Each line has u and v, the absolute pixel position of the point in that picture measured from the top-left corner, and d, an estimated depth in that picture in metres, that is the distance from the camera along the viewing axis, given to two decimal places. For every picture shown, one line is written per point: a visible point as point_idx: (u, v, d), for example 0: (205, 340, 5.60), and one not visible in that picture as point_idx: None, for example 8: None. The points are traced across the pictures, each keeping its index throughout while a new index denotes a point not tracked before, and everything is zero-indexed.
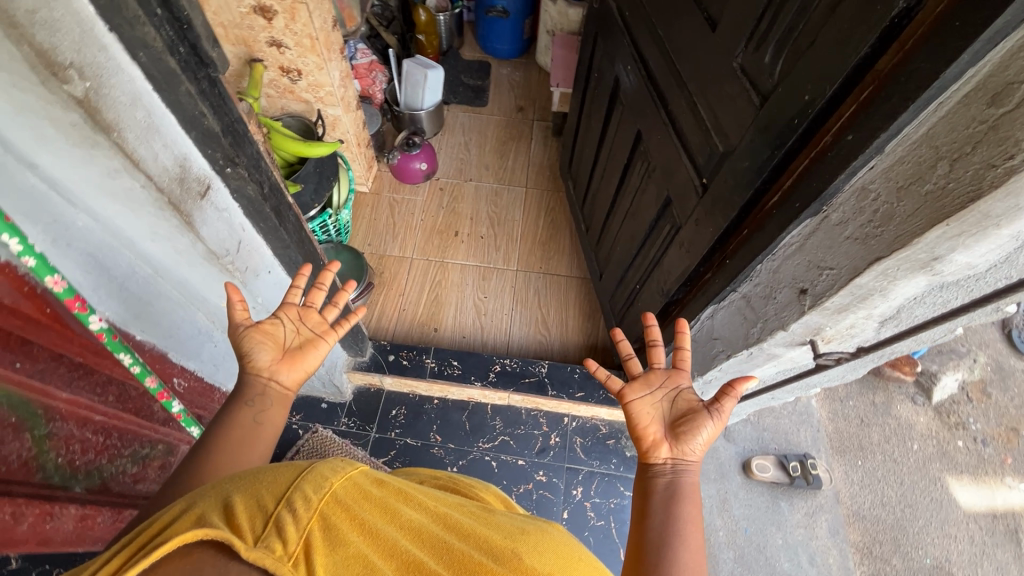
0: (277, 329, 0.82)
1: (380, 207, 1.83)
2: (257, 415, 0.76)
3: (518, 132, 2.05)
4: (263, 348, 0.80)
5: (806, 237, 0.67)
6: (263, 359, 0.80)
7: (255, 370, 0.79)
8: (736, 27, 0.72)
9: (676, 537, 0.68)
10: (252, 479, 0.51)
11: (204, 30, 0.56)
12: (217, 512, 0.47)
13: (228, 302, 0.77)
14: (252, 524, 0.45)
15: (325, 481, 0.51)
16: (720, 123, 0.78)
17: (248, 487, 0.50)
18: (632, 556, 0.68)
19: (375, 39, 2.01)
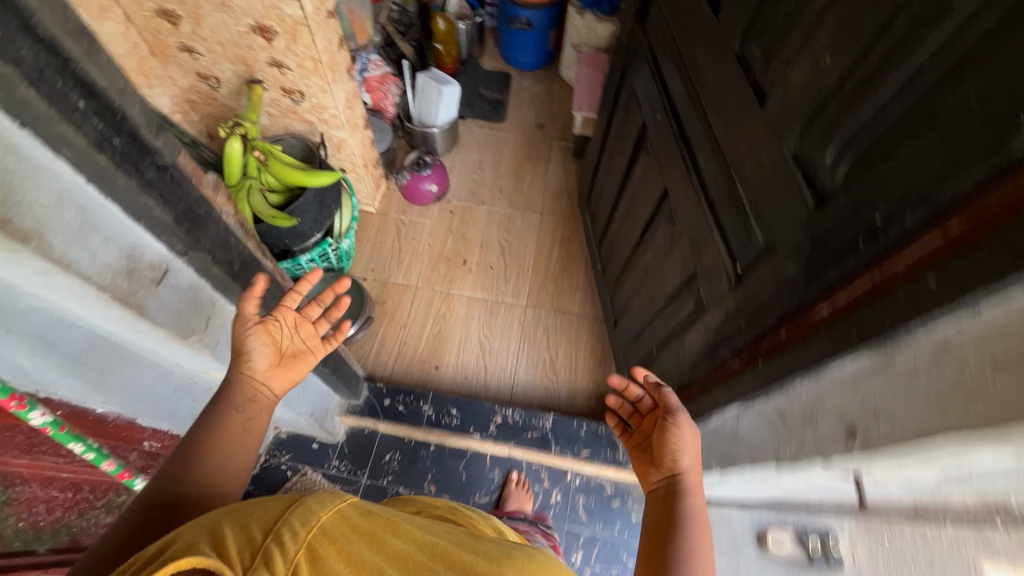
0: (279, 330, 0.72)
1: (386, 229, 1.74)
2: (248, 421, 0.68)
3: (535, 152, 1.94)
4: (262, 348, 0.71)
5: (862, 373, 0.56)
6: (257, 363, 0.70)
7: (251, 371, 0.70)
8: (790, 110, 0.60)
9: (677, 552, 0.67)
10: (242, 511, 0.46)
11: (145, 119, 0.47)
12: (205, 541, 0.43)
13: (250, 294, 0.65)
14: (240, 556, 0.41)
15: (320, 510, 0.46)
16: (763, 214, 0.67)
17: (237, 518, 0.46)
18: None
19: (390, 49, 1.90)
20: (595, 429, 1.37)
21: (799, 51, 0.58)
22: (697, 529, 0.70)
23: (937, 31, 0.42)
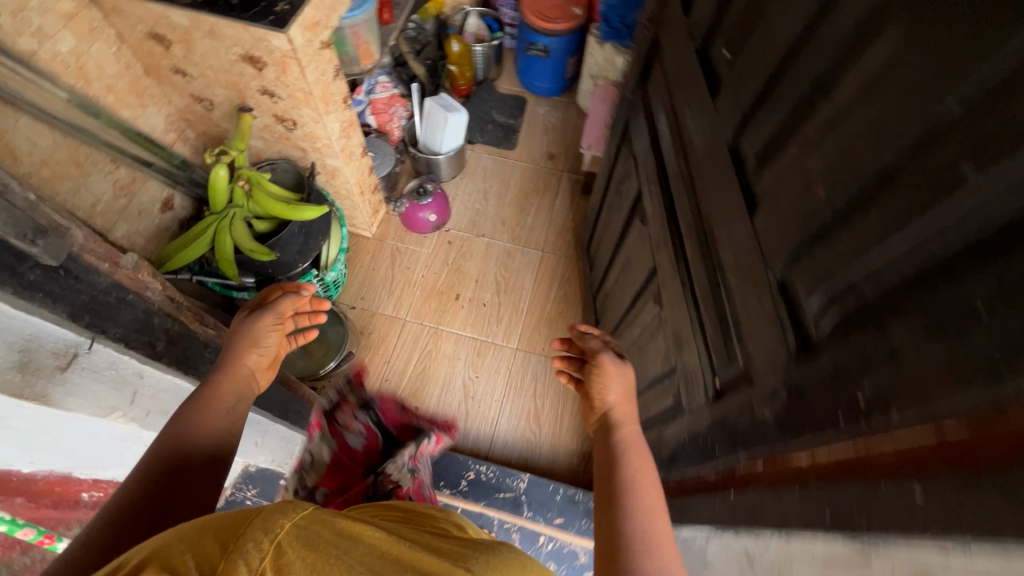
0: (273, 339, 0.77)
1: (381, 256, 1.70)
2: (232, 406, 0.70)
3: (543, 184, 1.87)
4: (260, 354, 0.76)
5: (829, 563, 0.45)
6: (251, 360, 0.75)
7: (249, 370, 0.75)
8: (779, 231, 0.52)
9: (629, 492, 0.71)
10: (208, 523, 0.43)
11: (8, 218, 0.45)
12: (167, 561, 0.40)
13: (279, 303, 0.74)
14: None
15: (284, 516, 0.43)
16: (745, 336, 0.59)
17: (202, 531, 0.43)
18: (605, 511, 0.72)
19: (402, 68, 1.85)
20: (572, 496, 1.29)
21: (791, 166, 0.50)
22: (638, 458, 0.77)
23: (942, 188, 0.34)
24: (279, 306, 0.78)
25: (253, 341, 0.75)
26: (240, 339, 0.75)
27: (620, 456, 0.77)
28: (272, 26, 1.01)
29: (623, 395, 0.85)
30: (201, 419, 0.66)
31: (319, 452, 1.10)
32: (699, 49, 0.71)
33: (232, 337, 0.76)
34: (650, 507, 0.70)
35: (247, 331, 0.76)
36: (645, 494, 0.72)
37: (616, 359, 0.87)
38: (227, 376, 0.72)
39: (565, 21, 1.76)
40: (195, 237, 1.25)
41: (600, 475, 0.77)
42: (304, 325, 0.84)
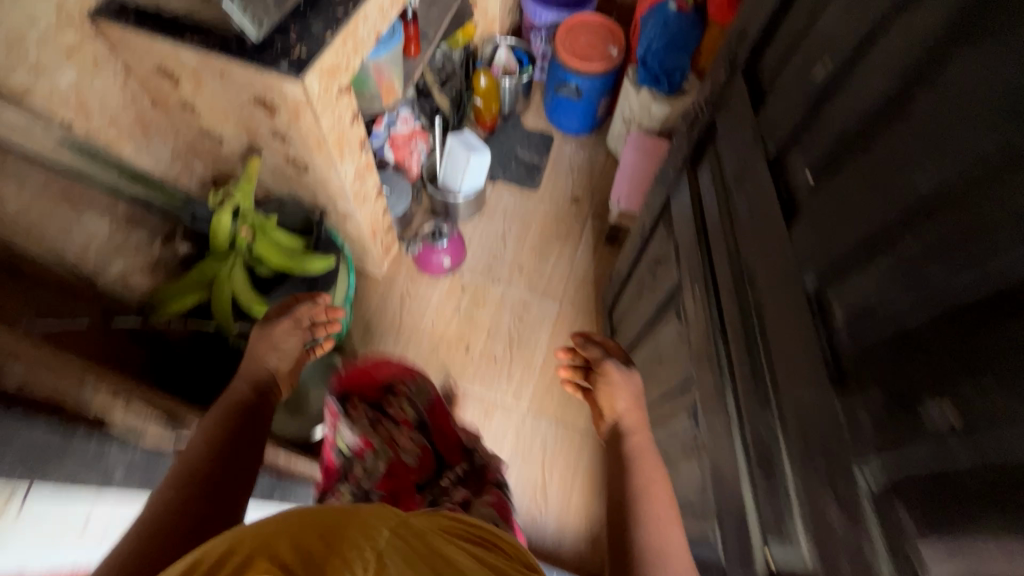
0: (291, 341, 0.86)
1: (390, 298, 1.61)
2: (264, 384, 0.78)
3: (566, 229, 1.77)
4: (279, 355, 0.83)
5: None
6: (272, 359, 0.82)
7: (271, 369, 0.81)
8: (882, 437, 0.41)
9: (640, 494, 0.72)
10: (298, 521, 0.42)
11: None
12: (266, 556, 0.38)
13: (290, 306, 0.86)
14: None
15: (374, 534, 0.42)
16: (815, 534, 0.48)
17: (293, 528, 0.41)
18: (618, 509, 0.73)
19: (425, 100, 1.76)
20: None
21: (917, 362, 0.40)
22: (649, 468, 0.77)
23: (960, 278, 0.37)
24: (297, 310, 0.90)
25: (274, 342, 0.84)
26: (265, 345, 0.84)
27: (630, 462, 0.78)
28: (286, 74, 0.93)
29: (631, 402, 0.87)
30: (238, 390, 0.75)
31: (373, 465, 0.84)
32: (770, 160, 0.61)
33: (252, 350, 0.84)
34: (661, 511, 0.71)
35: (269, 337, 0.84)
36: (653, 498, 0.72)
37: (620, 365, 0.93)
38: (251, 382, 0.77)
39: (600, 62, 1.68)
40: (187, 285, 1.17)
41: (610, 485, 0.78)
42: (322, 334, 0.94)
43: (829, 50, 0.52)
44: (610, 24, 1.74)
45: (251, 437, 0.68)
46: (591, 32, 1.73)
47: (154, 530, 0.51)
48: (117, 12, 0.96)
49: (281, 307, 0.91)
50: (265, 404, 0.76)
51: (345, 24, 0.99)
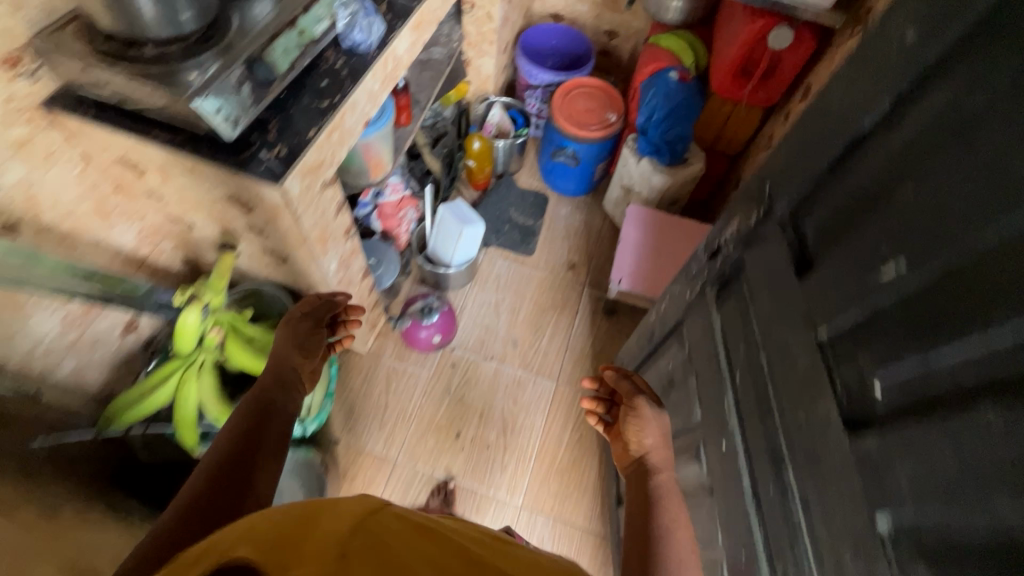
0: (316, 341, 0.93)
1: (375, 377, 1.50)
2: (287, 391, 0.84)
3: (562, 298, 1.69)
4: (302, 354, 0.90)
5: None
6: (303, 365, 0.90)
7: (294, 367, 0.88)
8: None
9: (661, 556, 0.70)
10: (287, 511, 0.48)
11: None
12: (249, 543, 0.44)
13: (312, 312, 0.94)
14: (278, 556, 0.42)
15: (354, 511, 0.48)
16: None
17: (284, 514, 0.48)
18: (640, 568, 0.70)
19: (415, 163, 1.68)
20: None
21: None
22: (674, 519, 0.75)
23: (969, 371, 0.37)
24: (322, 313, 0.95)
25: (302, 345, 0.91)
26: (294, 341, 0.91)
27: (656, 509, 0.76)
28: (264, 178, 0.84)
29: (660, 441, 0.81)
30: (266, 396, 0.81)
31: None
32: (822, 346, 0.52)
33: (283, 345, 0.91)
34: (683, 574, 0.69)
35: (299, 337, 0.92)
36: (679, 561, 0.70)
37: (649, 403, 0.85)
38: (271, 382, 0.84)
39: (599, 128, 1.62)
40: (147, 388, 1.05)
41: (633, 531, 0.75)
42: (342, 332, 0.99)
43: (902, 250, 0.43)
44: (609, 88, 1.69)
45: (280, 424, 0.78)
46: (589, 96, 1.67)
47: (176, 519, 0.61)
48: (75, 101, 0.87)
49: (305, 307, 0.96)
50: (288, 398, 0.83)
51: (330, 117, 0.92)
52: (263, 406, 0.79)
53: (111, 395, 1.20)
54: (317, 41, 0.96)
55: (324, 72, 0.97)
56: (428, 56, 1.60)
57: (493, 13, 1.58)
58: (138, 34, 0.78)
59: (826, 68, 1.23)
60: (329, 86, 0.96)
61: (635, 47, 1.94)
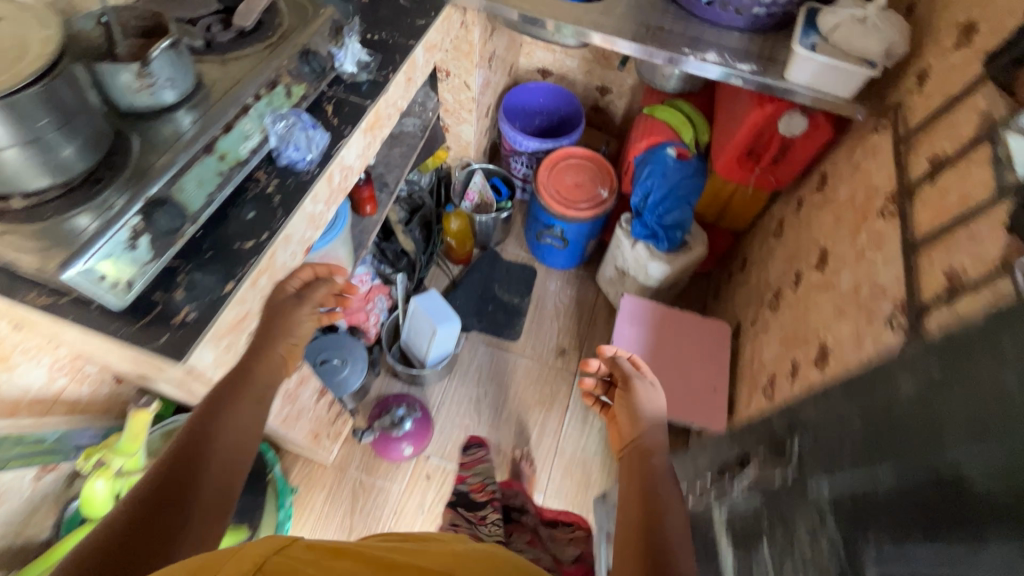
0: (305, 327, 0.82)
1: (338, 494, 1.33)
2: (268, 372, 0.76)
3: (551, 390, 1.53)
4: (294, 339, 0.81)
5: None
6: (284, 346, 0.79)
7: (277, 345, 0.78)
8: None
9: (666, 527, 0.61)
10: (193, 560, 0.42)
11: None
12: None
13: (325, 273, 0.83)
14: None
15: (259, 552, 0.44)
16: None
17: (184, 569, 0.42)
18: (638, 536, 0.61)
19: (388, 242, 1.52)
20: None
21: None
22: (671, 500, 0.66)
23: None
24: (316, 294, 0.82)
25: (287, 327, 0.80)
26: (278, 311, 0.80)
27: (652, 485, 0.68)
28: (163, 354, 0.67)
29: (656, 424, 0.78)
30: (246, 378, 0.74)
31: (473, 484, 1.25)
32: None
33: (267, 318, 0.80)
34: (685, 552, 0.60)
35: (280, 312, 0.80)
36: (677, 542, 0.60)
37: (648, 383, 0.83)
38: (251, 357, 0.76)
39: (589, 206, 1.46)
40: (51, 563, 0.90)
41: (626, 509, 0.66)
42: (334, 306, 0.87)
43: None
44: (596, 157, 1.53)
45: (258, 404, 0.73)
46: (577, 168, 1.51)
47: (108, 540, 0.54)
48: None
49: (294, 279, 0.83)
50: (265, 379, 0.75)
51: (253, 265, 0.76)
52: (238, 381, 0.73)
53: (24, 547, 1.04)
54: (243, 163, 0.80)
55: (251, 200, 0.81)
56: (399, 128, 1.44)
57: (470, 81, 1.43)
58: (4, 187, 0.65)
59: (846, 160, 1.07)
60: (257, 219, 0.80)
61: (629, 105, 1.78)
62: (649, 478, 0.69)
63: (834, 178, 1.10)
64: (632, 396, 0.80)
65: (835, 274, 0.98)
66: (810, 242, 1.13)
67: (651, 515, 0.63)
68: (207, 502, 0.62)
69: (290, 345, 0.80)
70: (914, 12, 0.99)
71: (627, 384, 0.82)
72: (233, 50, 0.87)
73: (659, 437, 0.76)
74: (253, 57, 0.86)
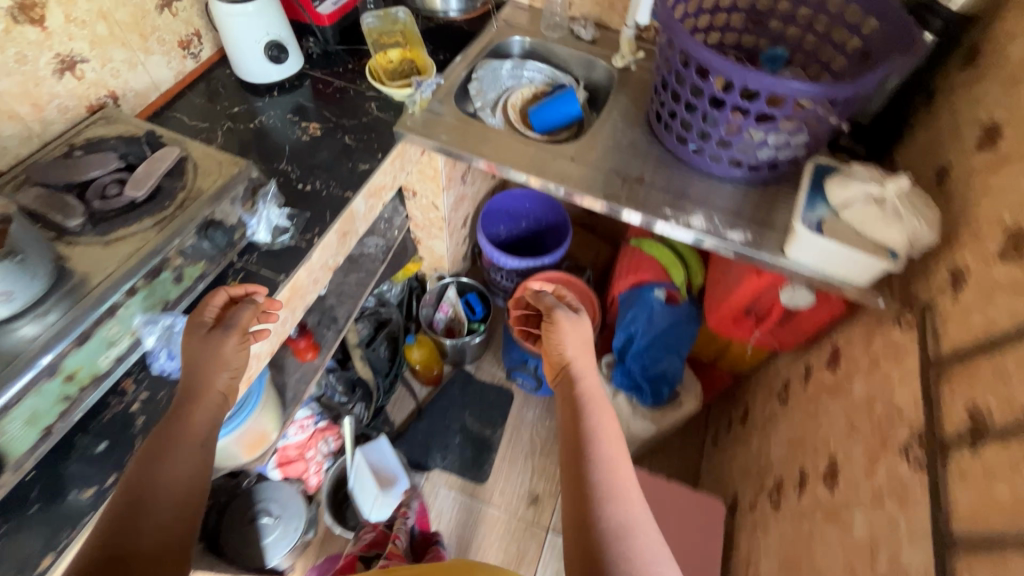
0: (241, 358, 0.72)
1: None
2: (221, 384, 0.70)
3: (520, 549, 1.33)
4: (230, 374, 0.71)
5: None
6: (222, 382, 0.70)
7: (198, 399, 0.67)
8: None
9: (594, 434, 0.75)
10: None
11: None
12: None
13: (242, 288, 0.75)
14: None
15: None
16: None
17: None
18: (573, 442, 0.75)
19: (342, 371, 1.37)
20: None
21: None
22: (594, 397, 0.82)
23: None
24: (239, 320, 0.71)
25: (185, 449, 0.62)
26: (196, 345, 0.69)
27: (585, 414, 0.78)
28: None
29: (578, 349, 0.89)
30: (195, 403, 0.67)
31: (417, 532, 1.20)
32: None
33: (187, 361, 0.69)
34: (611, 448, 0.74)
35: (198, 356, 0.69)
36: (601, 427, 0.76)
37: (570, 313, 0.92)
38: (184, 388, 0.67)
39: None
40: None
41: (565, 434, 0.78)
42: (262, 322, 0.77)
43: None
44: (576, 283, 1.37)
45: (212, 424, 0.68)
46: None
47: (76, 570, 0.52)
48: None
49: (210, 308, 0.72)
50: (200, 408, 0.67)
51: (84, 526, 0.61)
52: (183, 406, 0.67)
53: None
54: (100, 381, 0.67)
55: (106, 425, 0.68)
56: (359, 249, 1.30)
57: (438, 203, 1.29)
58: None
59: (864, 348, 0.88)
60: (108, 453, 0.66)
61: None
62: (582, 408, 0.80)
63: (850, 365, 0.91)
64: (555, 328, 0.90)
65: (846, 507, 0.79)
66: (818, 436, 0.93)
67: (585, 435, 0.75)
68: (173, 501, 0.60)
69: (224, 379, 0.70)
70: (945, 183, 0.83)
71: (551, 317, 0.91)
72: (117, 228, 0.74)
73: (583, 360, 0.88)
74: (138, 238, 0.73)
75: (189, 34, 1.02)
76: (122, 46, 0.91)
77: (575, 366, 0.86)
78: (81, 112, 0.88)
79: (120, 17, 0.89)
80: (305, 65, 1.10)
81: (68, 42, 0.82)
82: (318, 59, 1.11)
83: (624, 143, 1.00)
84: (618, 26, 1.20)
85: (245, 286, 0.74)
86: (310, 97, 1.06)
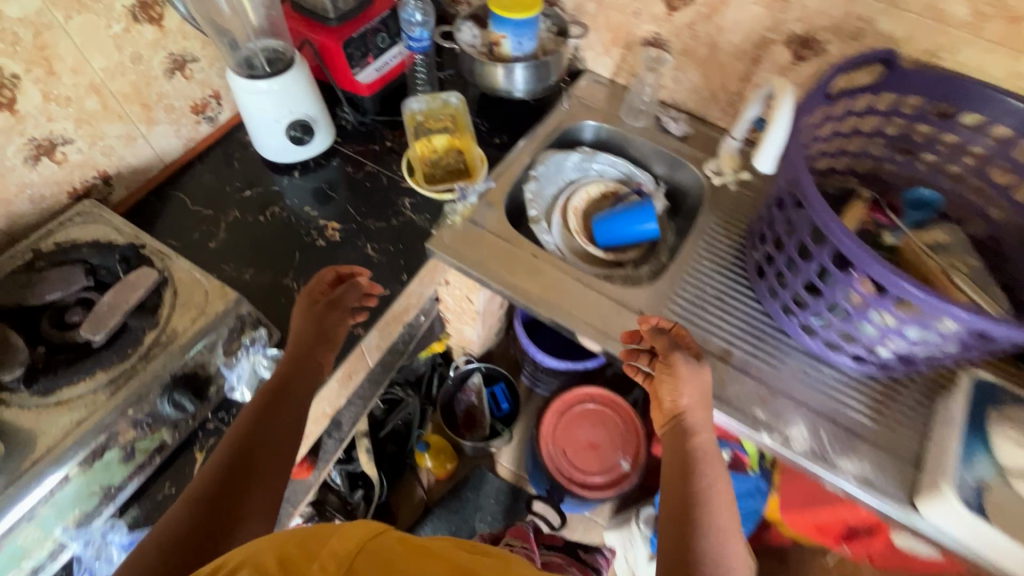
0: (340, 333, 0.69)
1: None
2: (323, 356, 0.67)
3: None
4: (328, 350, 0.67)
5: None
6: (321, 355, 0.67)
7: (301, 372, 0.64)
8: None
9: (703, 520, 0.54)
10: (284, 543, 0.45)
11: None
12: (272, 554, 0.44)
13: (350, 270, 0.73)
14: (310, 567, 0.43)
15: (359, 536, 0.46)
16: None
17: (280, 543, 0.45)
18: (673, 519, 0.55)
19: (346, 463, 1.22)
20: None
21: None
22: (713, 457, 0.59)
23: None
24: (346, 299, 0.70)
25: None
26: (310, 331, 0.67)
27: (697, 482, 0.56)
28: None
29: (701, 401, 0.62)
30: (302, 364, 0.65)
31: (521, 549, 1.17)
32: None
33: (296, 335, 0.67)
34: (727, 542, 0.53)
35: (309, 329, 0.67)
36: (719, 501, 0.55)
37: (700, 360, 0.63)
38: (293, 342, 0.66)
39: (602, 481, 1.12)
40: None
41: (668, 498, 0.57)
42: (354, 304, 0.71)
43: None
44: (621, 403, 1.17)
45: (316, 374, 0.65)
46: (596, 421, 1.16)
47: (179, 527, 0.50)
48: None
49: (318, 287, 0.71)
50: (303, 373, 0.64)
51: None
52: (298, 361, 0.65)
53: None
54: None
55: None
56: None
57: (473, 296, 1.11)
58: None
59: None
60: None
61: None
62: (693, 470, 0.57)
63: None
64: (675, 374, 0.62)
65: None
66: None
67: (697, 513, 0.54)
68: (270, 457, 0.57)
69: (326, 351, 0.67)
70: None
71: (668, 358, 0.64)
72: (61, 385, 0.59)
73: (704, 419, 0.61)
74: (83, 403, 0.58)
75: (205, 96, 0.87)
76: (118, 119, 0.76)
77: (694, 418, 0.60)
78: (61, 199, 0.74)
79: (117, 87, 0.74)
80: (336, 138, 0.93)
81: (46, 124, 0.68)
82: (352, 131, 0.94)
83: (709, 295, 0.79)
84: (718, 121, 0.97)
85: (350, 268, 0.73)
86: (338, 180, 0.90)
